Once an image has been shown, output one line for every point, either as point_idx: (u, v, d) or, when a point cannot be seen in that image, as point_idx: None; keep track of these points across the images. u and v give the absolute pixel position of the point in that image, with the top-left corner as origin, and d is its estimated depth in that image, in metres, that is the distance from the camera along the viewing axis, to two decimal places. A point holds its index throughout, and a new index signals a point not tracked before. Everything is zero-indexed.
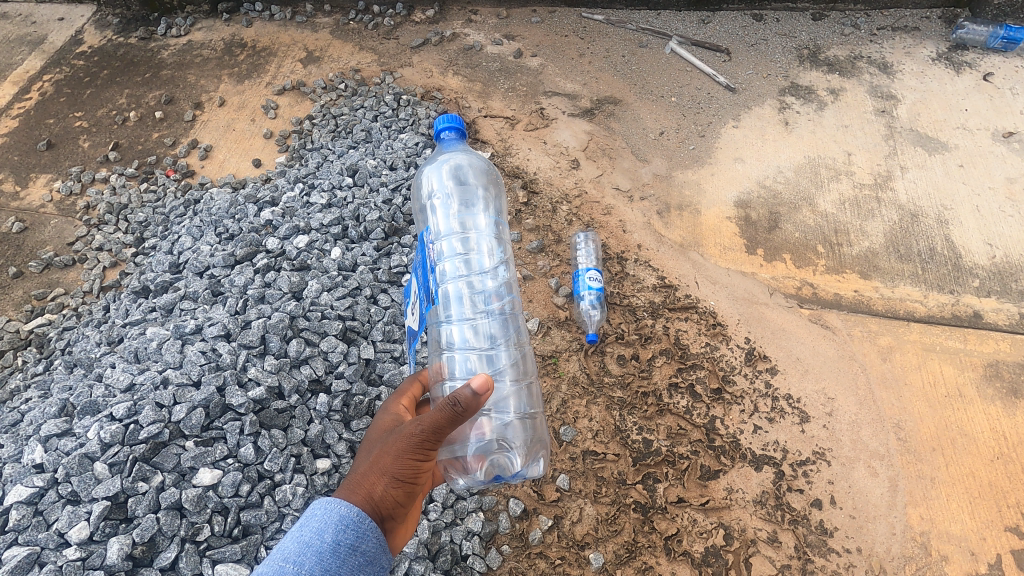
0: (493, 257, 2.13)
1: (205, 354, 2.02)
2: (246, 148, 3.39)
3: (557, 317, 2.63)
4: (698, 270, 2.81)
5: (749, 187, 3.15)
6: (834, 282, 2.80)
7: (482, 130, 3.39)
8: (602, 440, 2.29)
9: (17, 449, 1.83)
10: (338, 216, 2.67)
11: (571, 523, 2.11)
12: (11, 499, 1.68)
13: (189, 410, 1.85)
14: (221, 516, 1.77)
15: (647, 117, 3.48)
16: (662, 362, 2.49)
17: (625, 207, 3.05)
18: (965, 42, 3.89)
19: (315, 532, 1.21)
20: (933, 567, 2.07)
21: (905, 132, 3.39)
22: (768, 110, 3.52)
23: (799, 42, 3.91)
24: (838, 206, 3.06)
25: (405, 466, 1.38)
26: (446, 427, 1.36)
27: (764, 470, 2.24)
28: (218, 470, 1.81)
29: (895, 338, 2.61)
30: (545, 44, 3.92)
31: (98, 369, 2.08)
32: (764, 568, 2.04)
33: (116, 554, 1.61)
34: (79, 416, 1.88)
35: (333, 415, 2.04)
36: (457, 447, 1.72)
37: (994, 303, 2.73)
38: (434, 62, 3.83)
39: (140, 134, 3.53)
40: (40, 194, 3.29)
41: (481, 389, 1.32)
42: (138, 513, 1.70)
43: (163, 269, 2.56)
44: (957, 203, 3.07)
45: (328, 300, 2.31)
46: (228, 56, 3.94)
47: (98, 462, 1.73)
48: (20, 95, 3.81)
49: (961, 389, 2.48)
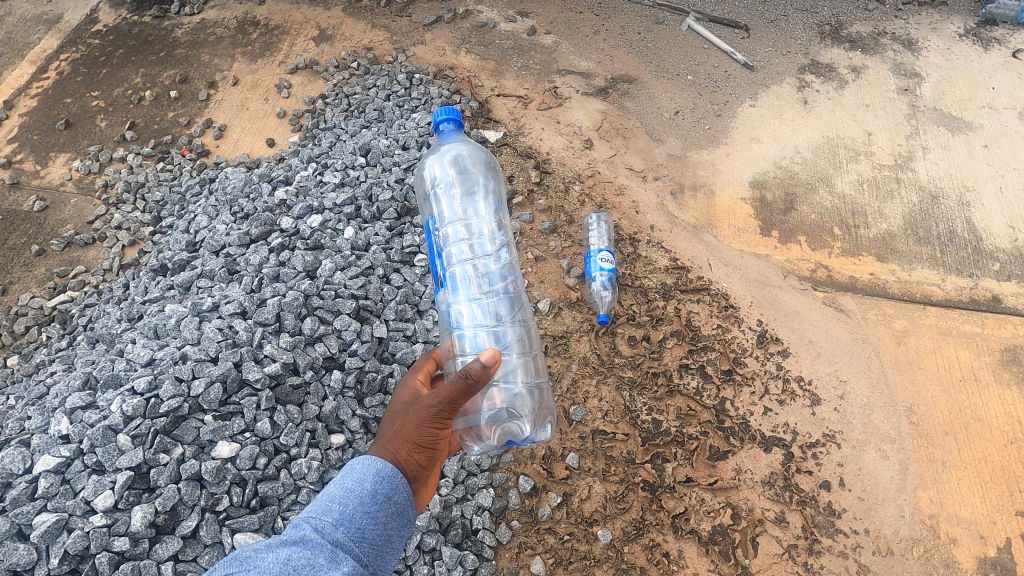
0: (495, 241, 2.13)
1: (222, 331, 2.07)
2: (259, 128, 3.40)
3: (568, 298, 2.64)
4: (711, 252, 2.79)
5: (765, 167, 3.10)
6: (850, 264, 2.77)
7: (495, 110, 3.37)
8: (611, 419, 2.31)
9: (43, 421, 1.89)
10: (350, 196, 2.68)
11: (580, 500, 2.14)
12: (39, 468, 1.74)
13: (207, 385, 1.89)
14: (239, 488, 1.83)
15: (662, 96, 3.43)
16: (672, 344, 2.50)
17: (638, 187, 3.03)
18: (995, 17, 3.77)
19: (355, 480, 1.25)
20: (942, 550, 2.08)
21: (928, 111, 3.31)
22: (787, 89, 3.45)
23: (821, 17, 3.81)
24: (856, 187, 3.01)
25: (426, 433, 1.41)
26: (459, 398, 1.41)
27: (774, 451, 2.25)
28: (235, 444, 1.86)
29: (910, 322, 2.59)
30: (559, 21, 3.86)
31: (119, 344, 2.15)
32: (770, 547, 2.06)
33: (140, 522, 1.67)
34: (102, 389, 1.94)
35: (346, 392, 2.08)
36: (471, 418, 1.75)
37: (1014, 287, 2.68)
38: (446, 40, 3.79)
39: (156, 113, 3.56)
40: (61, 173, 3.34)
41: (490, 362, 1.37)
42: (159, 483, 1.76)
43: (180, 248, 2.60)
44: (980, 185, 3.01)
45: (342, 279, 2.33)
46: (241, 35, 3.94)
47: (121, 434, 1.78)
48: (38, 75, 3.85)
49: (976, 373, 2.45)
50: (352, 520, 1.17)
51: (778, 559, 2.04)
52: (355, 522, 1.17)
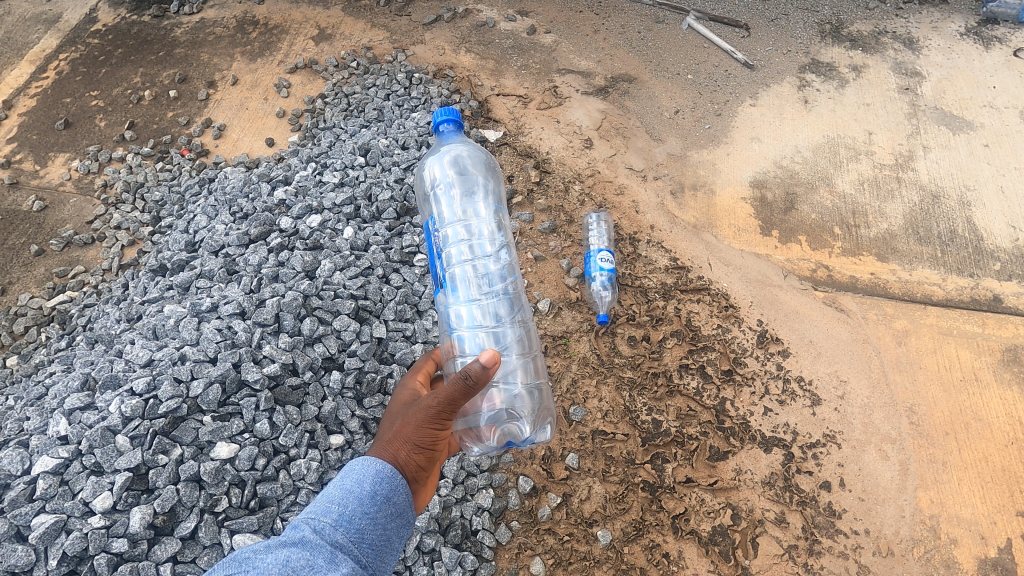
0: (495, 241, 2.13)
1: (221, 332, 2.07)
2: (259, 127, 3.40)
3: (568, 298, 2.63)
4: (711, 252, 2.79)
5: (765, 166, 3.10)
6: (850, 264, 2.76)
7: (495, 109, 3.37)
8: (611, 420, 2.30)
9: (42, 422, 1.89)
10: (350, 196, 2.67)
11: (580, 500, 2.13)
12: (38, 469, 1.73)
13: (206, 385, 1.89)
14: (238, 489, 1.82)
15: (662, 95, 3.42)
16: (672, 344, 2.49)
17: (638, 187, 3.02)
18: (996, 16, 3.76)
19: (355, 481, 1.25)
20: (942, 551, 2.07)
21: (929, 111, 3.30)
22: (787, 88, 3.44)
23: (821, 16, 3.80)
24: (856, 187, 3.00)
25: (425, 434, 1.40)
26: (458, 399, 1.41)
27: (774, 451, 2.24)
28: (234, 445, 1.85)
29: (911, 322, 2.58)
30: (559, 20, 3.85)
31: (118, 345, 2.15)
32: (770, 547, 2.06)
33: (138, 523, 1.67)
34: (101, 390, 1.94)
35: (346, 393, 2.08)
36: (471, 419, 1.75)
37: (1015, 287, 2.68)
38: (446, 39, 3.78)
39: (155, 113, 3.55)
40: (60, 173, 3.33)
41: (490, 363, 1.37)
42: (158, 484, 1.75)
43: (179, 248, 2.60)
44: (981, 184, 3.00)
45: (341, 279, 2.33)
46: (240, 34, 3.93)
47: (120, 435, 1.78)
48: (37, 75, 3.84)
49: (977, 373, 2.45)
50: (351, 521, 1.16)
51: (778, 560, 2.03)
52: (355, 523, 1.16)
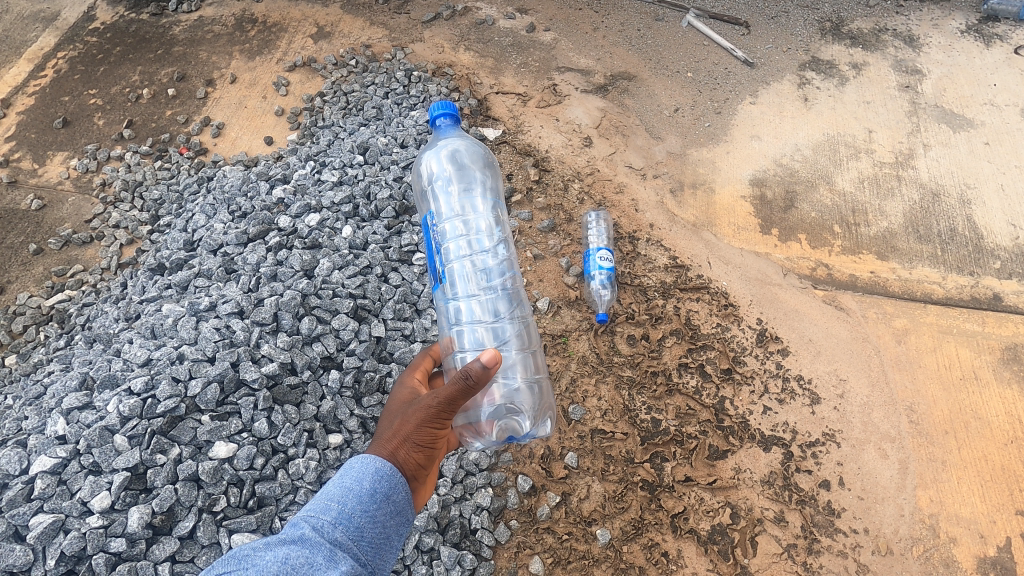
0: (494, 237, 2.12)
1: (219, 331, 2.06)
2: (257, 126, 3.39)
3: (568, 297, 2.63)
4: (711, 251, 2.78)
5: (765, 165, 3.09)
6: (850, 263, 2.75)
7: (494, 107, 3.36)
8: (610, 418, 2.30)
9: (40, 421, 1.89)
10: (349, 194, 2.66)
11: (579, 499, 2.13)
12: (35, 469, 1.73)
13: (204, 385, 1.88)
14: (236, 488, 1.82)
15: (661, 93, 3.41)
16: (672, 343, 2.49)
17: (637, 185, 3.01)
18: (996, 13, 3.75)
19: (354, 479, 1.24)
20: (941, 549, 2.07)
21: (929, 108, 3.29)
22: (788, 86, 3.43)
23: (822, 14, 3.79)
24: (856, 185, 2.99)
25: (426, 433, 1.40)
26: (458, 399, 1.41)
27: (773, 450, 2.24)
28: (232, 444, 1.85)
29: (911, 321, 2.58)
30: (559, 18, 3.84)
31: (116, 344, 2.14)
32: (769, 546, 2.05)
33: (137, 522, 1.67)
34: (99, 390, 1.94)
35: (344, 392, 2.08)
36: (470, 415, 1.76)
37: (1015, 285, 2.67)
38: (445, 37, 3.77)
39: (153, 112, 3.55)
40: (58, 172, 3.33)
41: (490, 363, 1.36)
42: (156, 484, 1.75)
43: (177, 247, 2.59)
44: (981, 182, 2.99)
45: (340, 278, 2.32)
46: (239, 32, 3.92)
47: (118, 435, 1.78)
48: (35, 73, 3.83)
49: (976, 372, 2.44)
50: (351, 519, 1.16)
51: (777, 558, 2.03)
52: (354, 521, 1.16)
